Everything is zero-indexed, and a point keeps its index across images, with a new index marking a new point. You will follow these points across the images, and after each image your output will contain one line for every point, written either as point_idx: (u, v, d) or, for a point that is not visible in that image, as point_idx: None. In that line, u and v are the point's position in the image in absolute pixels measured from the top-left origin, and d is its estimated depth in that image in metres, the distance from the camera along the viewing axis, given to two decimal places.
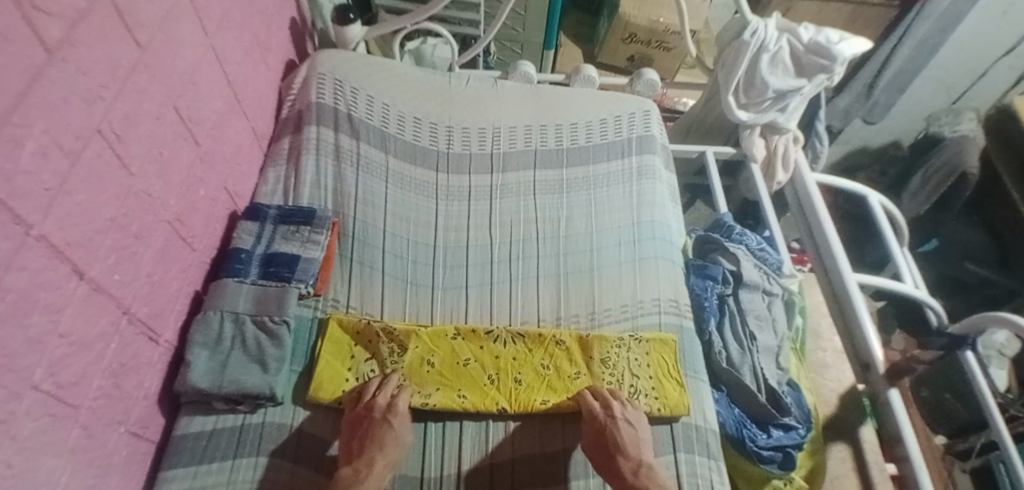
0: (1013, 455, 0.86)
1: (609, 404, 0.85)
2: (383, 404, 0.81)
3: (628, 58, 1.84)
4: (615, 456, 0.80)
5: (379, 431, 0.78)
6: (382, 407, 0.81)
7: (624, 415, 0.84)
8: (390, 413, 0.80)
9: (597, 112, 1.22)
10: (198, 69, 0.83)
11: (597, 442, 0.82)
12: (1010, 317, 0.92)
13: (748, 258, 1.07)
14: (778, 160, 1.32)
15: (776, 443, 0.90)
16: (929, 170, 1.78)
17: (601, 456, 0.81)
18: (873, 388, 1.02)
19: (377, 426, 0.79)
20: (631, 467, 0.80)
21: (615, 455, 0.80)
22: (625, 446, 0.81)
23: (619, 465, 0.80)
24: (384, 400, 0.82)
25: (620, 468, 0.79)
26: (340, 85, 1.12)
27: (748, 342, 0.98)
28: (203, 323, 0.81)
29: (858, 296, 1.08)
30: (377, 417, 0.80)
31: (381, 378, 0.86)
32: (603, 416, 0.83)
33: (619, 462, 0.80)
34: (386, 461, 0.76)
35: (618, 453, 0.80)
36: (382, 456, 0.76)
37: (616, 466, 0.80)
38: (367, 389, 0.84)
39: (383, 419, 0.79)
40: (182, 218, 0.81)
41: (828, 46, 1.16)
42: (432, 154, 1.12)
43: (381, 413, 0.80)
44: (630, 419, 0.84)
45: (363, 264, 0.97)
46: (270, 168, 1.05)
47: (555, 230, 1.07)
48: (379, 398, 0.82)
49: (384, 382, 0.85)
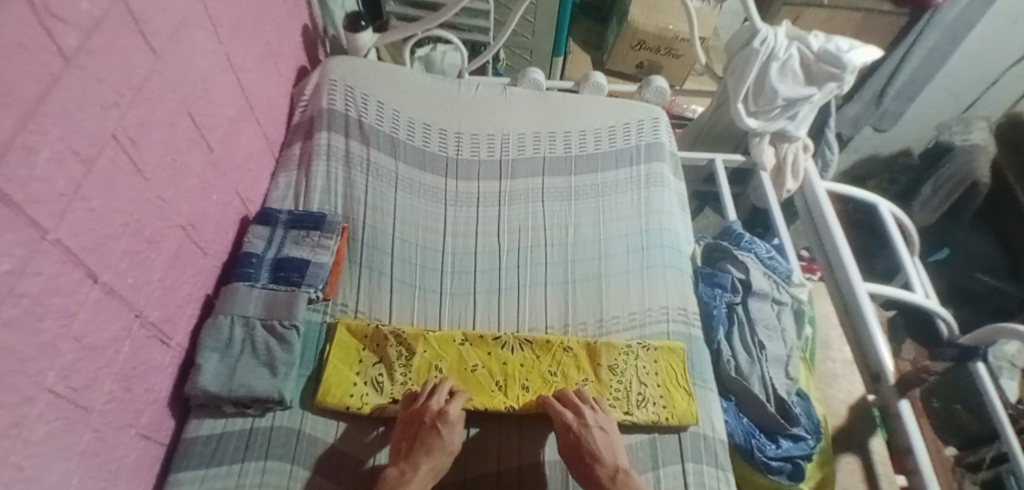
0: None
1: (580, 411, 0.83)
2: (434, 410, 0.80)
3: (637, 65, 1.84)
4: (592, 464, 0.80)
5: (427, 437, 0.78)
6: (433, 412, 0.80)
7: (596, 422, 0.83)
8: (441, 421, 0.79)
9: (606, 120, 1.22)
10: (211, 76, 0.84)
11: (572, 449, 0.81)
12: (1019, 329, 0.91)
13: (757, 267, 1.06)
14: (787, 168, 1.31)
15: (784, 454, 0.91)
16: (940, 178, 1.78)
17: (579, 464, 0.81)
18: (883, 399, 1.01)
19: (426, 432, 0.79)
20: (608, 473, 0.79)
21: (591, 462, 0.80)
22: (600, 452, 0.80)
23: (597, 473, 0.79)
24: (436, 406, 0.81)
25: (598, 475, 0.79)
26: (350, 91, 1.13)
27: (758, 351, 0.98)
28: (213, 328, 0.82)
29: (869, 306, 1.08)
30: (428, 423, 0.79)
31: (436, 383, 0.85)
32: (576, 425, 0.81)
33: (595, 469, 0.79)
34: (431, 466, 0.77)
35: (595, 461, 0.80)
36: (427, 462, 0.77)
37: (594, 474, 0.79)
38: (421, 394, 0.83)
39: (433, 426, 0.79)
40: (194, 222, 0.82)
41: (838, 55, 1.16)
42: (441, 160, 1.13)
43: (431, 419, 0.79)
44: (602, 426, 0.82)
45: (372, 269, 0.98)
46: (281, 174, 1.06)
47: (562, 237, 1.07)
48: (433, 403, 0.81)
49: (438, 388, 0.84)
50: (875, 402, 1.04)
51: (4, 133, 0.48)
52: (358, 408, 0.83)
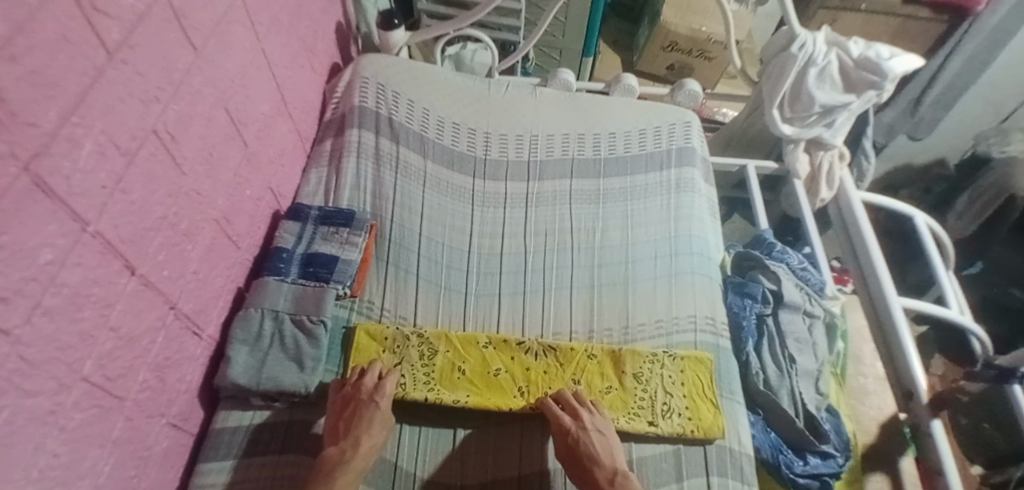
0: None
1: (578, 415, 0.83)
2: (371, 385, 0.82)
3: (668, 66, 1.82)
4: (590, 466, 0.79)
5: (364, 412, 0.78)
6: (370, 389, 0.81)
7: (594, 424, 0.82)
8: (377, 395, 0.80)
9: (636, 122, 1.21)
10: (248, 72, 0.85)
11: (571, 454, 0.80)
12: None
13: (790, 277, 1.04)
14: (821, 177, 1.28)
15: (812, 471, 0.88)
16: (977, 190, 1.73)
17: (575, 469, 0.80)
18: (914, 417, 0.99)
19: (362, 408, 0.78)
20: (607, 476, 0.78)
21: (589, 465, 0.79)
22: (599, 456, 0.79)
23: (595, 475, 0.78)
24: (371, 383, 0.82)
25: (596, 478, 0.78)
26: (382, 89, 1.13)
27: (787, 365, 0.96)
28: (244, 320, 0.83)
29: (903, 321, 1.05)
30: (365, 398, 0.80)
31: (371, 363, 0.85)
32: (574, 428, 0.81)
33: (593, 472, 0.78)
34: (372, 442, 0.76)
35: (593, 464, 0.79)
36: (369, 437, 0.76)
37: (592, 477, 0.78)
38: (354, 376, 0.83)
39: (369, 401, 0.79)
40: (228, 216, 0.83)
41: (878, 62, 1.13)
42: (469, 160, 1.13)
43: (368, 394, 0.80)
44: (603, 432, 0.82)
45: (398, 268, 0.98)
46: (311, 170, 1.06)
47: (589, 241, 1.06)
48: (366, 382, 0.82)
49: (370, 368, 0.84)
50: (906, 420, 1.01)
51: (47, 125, 0.49)
52: None
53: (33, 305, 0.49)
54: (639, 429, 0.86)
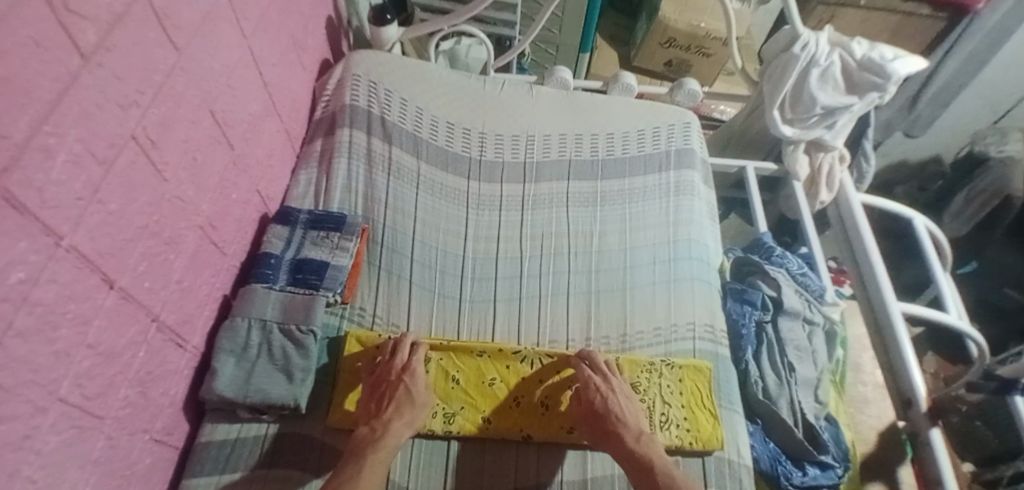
0: None
1: (606, 376, 0.84)
2: (400, 364, 0.81)
3: (665, 63, 1.79)
4: (617, 434, 0.79)
5: (394, 392, 0.79)
6: (399, 369, 0.81)
7: (621, 388, 0.83)
8: (407, 375, 0.80)
9: (636, 123, 1.18)
10: (234, 71, 0.82)
11: (591, 422, 0.81)
12: None
13: (789, 284, 1.02)
14: (821, 179, 1.26)
15: (812, 482, 0.87)
16: (974, 189, 1.72)
17: (602, 437, 0.80)
18: (914, 426, 0.98)
19: (392, 388, 0.80)
20: (632, 435, 0.80)
21: (614, 428, 0.80)
22: (625, 415, 0.81)
23: (620, 433, 0.79)
24: (401, 361, 0.81)
25: (621, 435, 0.79)
26: (374, 87, 1.10)
27: (787, 374, 0.94)
28: (230, 330, 0.80)
29: (903, 328, 1.03)
30: (394, 379, 0.80)
31: (398, 337, 0.84)
32: (600, 389, 0.82)
33: (618, 430, 0.79)
34: (404, 420, 0.77)
35: (618, 424, 0.80)
36: (400, 416, 0.77)
37: (616, 434, 0.79)
38: (386, 353, 0.83)
39: (400, 380, 0.80)
40: (214, 221, 0.80)
41: (882, 64, 1.11)
42: (464, 162, 1.10)
43: (396, 374, 0.80)
44: (620, 392, 0.83)
45: (391, 273, 0.95)
46: (301, 171, 1.03)
47: (587, 245, 1.04)
48: (397, 360, 0.82)
49: (400, 344, 0.83)
50: (905, 429, 1.00)
51: (18, 136, 0.46)
52: None
53: (5, 327, 0.46)
54: None
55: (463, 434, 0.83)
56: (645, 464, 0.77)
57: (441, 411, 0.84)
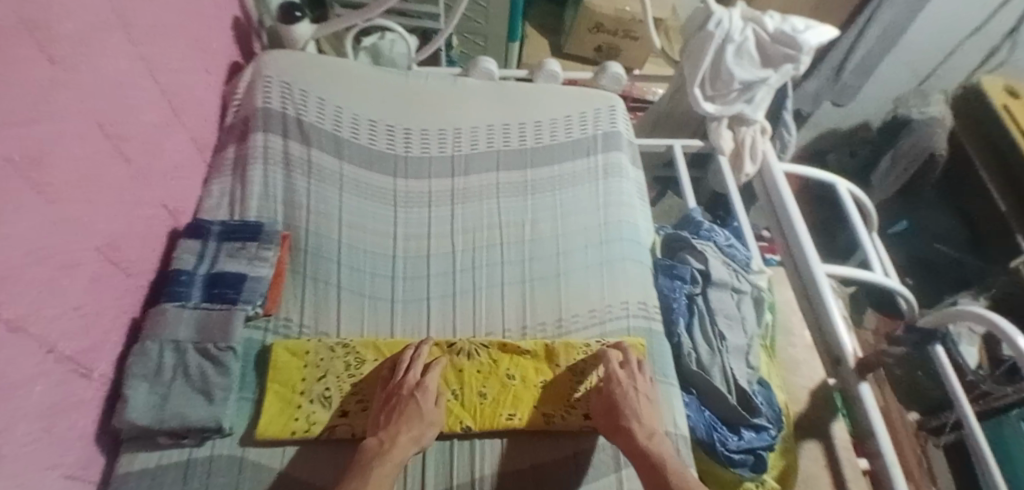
0: (980, 440, 0.87)
1: (633, 373, 0.86)
2: (412, 381, 0.81)
3: (595, 49, 1.79)
4: (630, 429, 0.80)
5: (405, 406, 0.79)
6: (411, 384, 0.81)
7: (638, 385, 0.85)
8: (418, 391, 0.81)
9: (562, 109, 1.18)
10: (127, 81, 0.78)
11: (609, 417, 0.83)
12: (981, 313, 0.83)
13: (717, 256, 1.05)
14: (745, 152, 1.29)
15: (746, 446, 0.89)
16: (898, 153, 1.83)
17: (617, 432, 0.81)
18: (844, 382, 1.01)
19: (403, 403, 0.79)
20: (644, 432, 0.81)
21: (628, 424, 0.81)
22: (639, 411, 0.82)
23: (634, 430, 0.80)
24: (413, 378, 0.82)
25: (632, 431, 0.80)
26: (288, 88, 1.06)
27: (718, 342, 0.96)
28: (139, 354, 0.76)
29: (827, 288, 1.07)
30: (406, 394, 0.80)
31: (412, 353, 0.85)
32: (625, 383, 0.84)
33: (632, 427, 0.81)
34: (412, 434, 0.77)
35: (633, 423, 0.81)
36: (408, 429, 0.77)
37: (627, 430, 0.81)
38: (399, 365, 0.83)
39: (411, 396, 0.80)
40: (114, 242, 0.75)
41: (793, 35, 1.14)
42: (389, 159, 1.07)
43: (408, 390, 0.80)
44: (642, 390, 0.85)
45: (317, 279, 0.92)
46: (214, 180, 0.98)
47: (520, 235, 1.04)
48: (410, 375, 0.82)
49: (415, 360, 0.84)
50: (836, 386, 1.03)
51: None
52: (305, 430, 0.78)
53: None
54: (576, 423, 0.86)
55: None
56: (654, 461, 0.78)
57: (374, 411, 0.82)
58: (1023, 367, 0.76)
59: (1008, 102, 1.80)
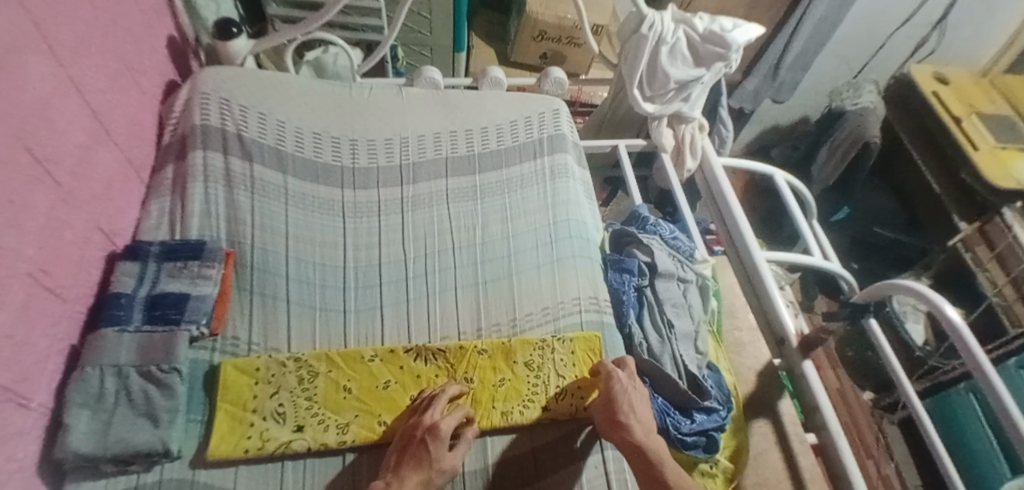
0: (925, 419, 0.91)
1: (631, 375, 0.87)
2: (428, 422, 0.77)
3: (541, 55, 1.83)
4: (631, 425, 0.81)
5: (416, 451, 0.75)
6: (426, 426, 0.77)
7: (633, 385, 0.85)
8: (432, 435, 0.75)
9: (507, 115, 1.20)
10: (53, 103, 0.75)
11: (608, 414, 0.83)
12: (911, 286, 0.88)
13: (662, 247, 1.08)
14: (686, 148, 1.35)
15: (698, 428, 0.92)
16: (836, 141, 1.91)
17: (614, 427, 0.82)
18: (789, 361, 1.05)
19: (416, 447, 0.75)
20: (641, 430, 0.81)
21: (626, 420, 0.81)
22: (637, 408, 0.83)
23: (632, 427, 0.81)
24: (431, 419, 0.78)
25: (630, 427, 0.81)
26: (226, 103, 1.05)
27: (667, 330, 1.00)
28: (80, 382, 0.73)
29: (768, 273, 1.11)
30: (419, 438, 0.76)
31: (436, 395, 0.82)
32: (624, 383, 0.85)
33: (630, 431, 0.81)
34: (421, 479, 0.72)
35: (628, 423, 0.81)
36: (415, 474, 0.73)
37: (625, 427, 0.81)
38: (421, 407, 0.81)
39: (423, 439, 0.75)
40: (46, 266, 0.72)
41: (723, 35, 1.19)
42: (336, 171, 1.07)
43: (423, 433, 0.76)
44: (639, 387, 0.86)
45: (265, 295, 0.91)
46: (152, 200, 0.97)
47: (470, 239, 1.04)
48: (427, 416, 0.78)
49: (435, 401, 0.81)
50: (782, 365, 1.08)
51: None
52: (258, 447, 0.78)
53: None
54: (533, 418, 0.87)
55: (360, 442, 0.81)
56: (649, 460, 0.78)
57: (334, 423, 0.81)
58: (955, 341, 0.81)
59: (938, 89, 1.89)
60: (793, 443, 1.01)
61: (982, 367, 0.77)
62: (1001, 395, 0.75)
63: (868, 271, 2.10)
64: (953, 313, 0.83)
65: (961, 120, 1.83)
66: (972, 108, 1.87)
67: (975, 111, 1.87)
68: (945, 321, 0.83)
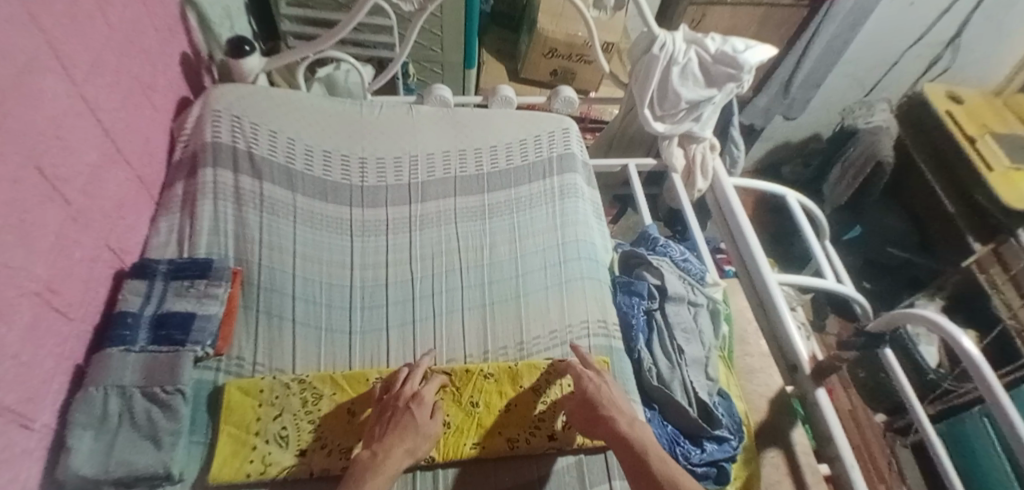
0: (942, 454, 0.88)
1: (600, 371, 0.87)
2: (409, 392, 0.81)
3: (551, 73, 1.83)
4: (609, 415, 0.81)
5: (400, 418, 0.78)
6: (407, 396, 0.80)
7: (606, 379, 0.86)
8: (414, 403, 0.79)
9: (516, 134, 1.19)
10: (66, 121, 0.75)
11: (586, 408, 0.83)
12: (926, 315, 0.86)
13: (672, 270, 1.07)
14: (696, 169, 1.34)
15: (709, 458, 0.90)
16: (849, 161, 1.91)
17: (596, 422, 0.82)
18: (802, 389, 1.03)
19: (399, 415, 0.78)
20: (626, 420, 0.80)
21: (608, 413, 0.81)
22: (617, 400, 0.83)
23: (614, 416, 0.80)
24: (411, 390, 0.81)
25: (612, 419, 0.80)
26: (238, 121, 1.05)
27: (677, 357, 0.98)
28: (83, 402, 0.73)
29: (780, 297, 1.09)
30: (402, 405, 0.79)
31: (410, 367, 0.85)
32: (594, 380, 0.85)
33: (612, 418, 0.80)
34: (406, 448, 0.75)
35: (611, 411, 0.81)
36: (402, 442, 0.75)
37: (606, 417, 0.81)
38: (397, 377, 0.83)
39: (407, 408, 0.78)
40: (54, 285, 0.72)
41: (734, 55, 1.18)
42: (345, 189, 1.07)
43: (404, 402, 0.79)
44: (610, 382, 0.86)
45: (271, 314, 0.90)
46: (162, 218, 0.97)
47: (478, 259, 1.04)
48: (407, 387, 0.81)
49: (413, 373, 0.84)
50: (795, 393, 1.05)
51: None
52: (260, 472, 0.77)
53: None
54: (538, 446, 0.85)
55: None
56: (637, 450, 0.77)
57: (336, 448, 0.80)
58: (971, 372, 0.78)
59: (951, 108, 1.87)
60: (806, 474, 0.99)
61: (1001, 402, 0.74)
62: (1018, 428, 0.72)
63: (881, 292, 2.07)
64: (969, 343, 0.80)
65: (974, 139, 1.80)
66: (985, 128, 1.84)
67: (989, 131, 1.84)
68: (960, 351, 0.81)
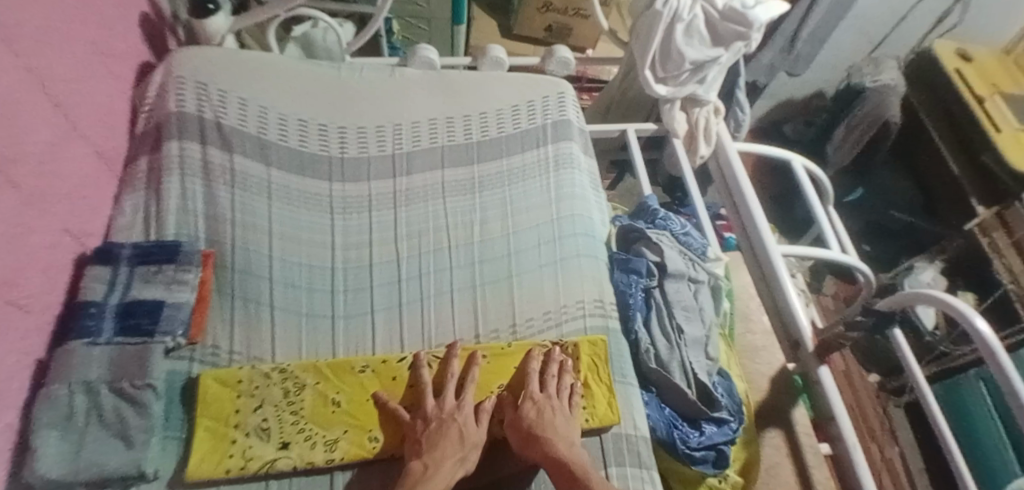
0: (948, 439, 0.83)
1: (548, 393, 0.81)
2: (452, 404, 0.79)
3: (546, 29, 1.72)
4: (547, 438, 0.74)
5: (449, 429, 0.75)
6: (451, 408, 0.79)
7: (549, 403, 0.80)
8: (460, 413, 0.78)
9: (508, 99, 1.11)
10: (12, 97, 0.68)
11: (521, 428, 0.77)
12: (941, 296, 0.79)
13: (672, 246, 1.01)
14: (699, 133, 1.26)
15: (708, 442, 0.87)
16: (853, 121, 1.82)
17: (529, 442, 0.75)
18: (804, 367, 0.99)
19: (447, 425, 0.76)
20: (564, 444, 0.75)
21: (545, 434, 0.75)
22: (557, 425, 0.77)
23: (554, 443, 0.74)
24: (452, 402, 0.79)
25: (553, 441, 0.74)
26: (204, 88, 0.97)
27: (676, 336, 0.93)
28: (47, 401, 0.69)
29: (784, 270, 1.04)
30: (446, 417, 0.77)
31: (451, 375, 0.82)
32: (537, 401, 0.80)
33: (552, 444, 0.74)
34: (454, 460, 0.73)
35: (549, 436, 0.74)
36: (451, 453, 0.73)
37: (546, 442, 0.74)
38: (428, 393, 0.80)
39: (454, 419, 0.77)
40: (8, 278, 0.66)
41: (743, 12, 1.09)
42: (323, 162, 1.00)
43: (450, 413, 0.78)
44: (557, 407, 0.80)
45: (247, 300, 0.85)
46: (126, 197, 0.90)
47: (469, 237, 0.98)
48: (447, 401, 0.79)
49: (449, 385, 0.81)
50: (797, 371, 1.02)
51: None
52: (240, 467, 0.72)
53: None
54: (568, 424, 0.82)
55: (348, 460, 0.75)
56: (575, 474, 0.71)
57: (321, 440, 0.76)
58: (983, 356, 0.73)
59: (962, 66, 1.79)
60: (807, 454, 0.97)
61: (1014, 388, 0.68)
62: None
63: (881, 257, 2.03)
64: (984, 326, 0.75)
65: (984, 100, 1.75)
66: (995, 88, 1.79)
67: (998, 91, 1.78)
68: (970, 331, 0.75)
